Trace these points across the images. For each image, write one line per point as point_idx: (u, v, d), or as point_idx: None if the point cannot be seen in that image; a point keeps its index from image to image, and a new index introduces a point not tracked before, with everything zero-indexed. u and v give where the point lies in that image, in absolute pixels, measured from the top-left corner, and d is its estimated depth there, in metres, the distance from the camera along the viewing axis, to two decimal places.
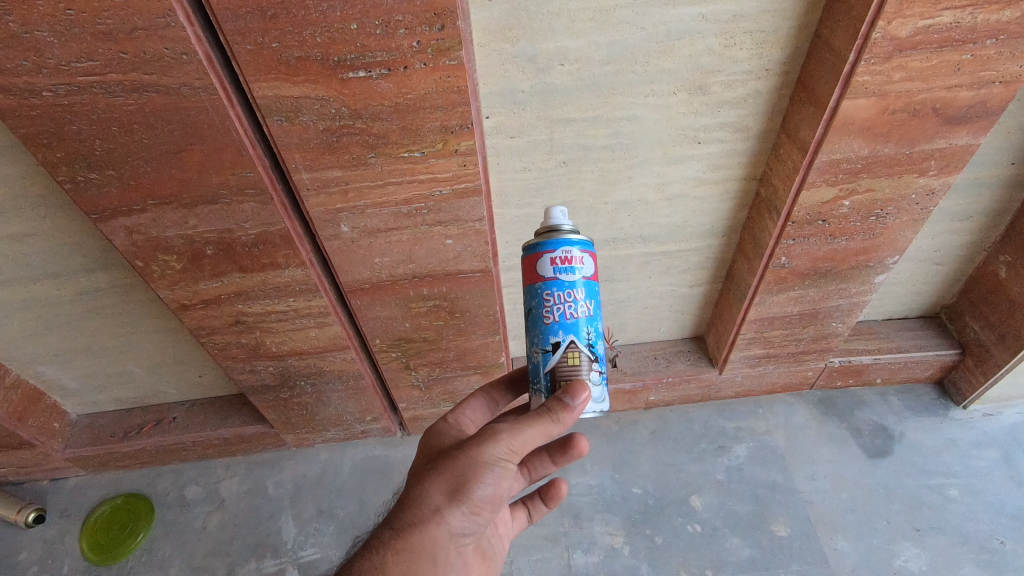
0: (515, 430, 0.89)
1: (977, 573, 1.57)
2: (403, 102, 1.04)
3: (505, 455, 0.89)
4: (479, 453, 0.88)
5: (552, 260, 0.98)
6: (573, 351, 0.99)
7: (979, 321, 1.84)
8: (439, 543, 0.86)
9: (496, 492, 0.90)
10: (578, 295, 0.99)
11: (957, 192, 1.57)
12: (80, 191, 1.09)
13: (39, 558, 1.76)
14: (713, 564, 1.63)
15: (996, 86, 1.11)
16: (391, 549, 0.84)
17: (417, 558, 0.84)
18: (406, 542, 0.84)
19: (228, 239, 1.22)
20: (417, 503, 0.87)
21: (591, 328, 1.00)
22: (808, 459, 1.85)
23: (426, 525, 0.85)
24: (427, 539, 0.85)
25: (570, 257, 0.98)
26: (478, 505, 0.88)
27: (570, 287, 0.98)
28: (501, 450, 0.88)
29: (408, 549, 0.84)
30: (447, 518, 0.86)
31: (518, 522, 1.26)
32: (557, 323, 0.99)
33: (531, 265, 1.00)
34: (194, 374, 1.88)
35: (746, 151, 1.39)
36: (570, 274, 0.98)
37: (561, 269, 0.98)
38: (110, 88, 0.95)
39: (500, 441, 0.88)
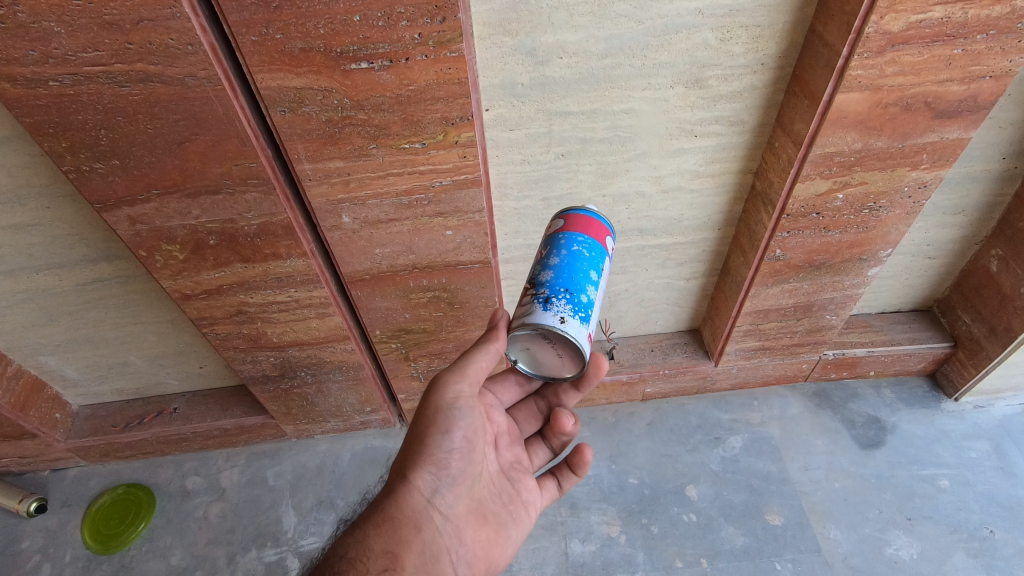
0: (457, 370, 1.06)
1: (967, 561, 1.60)
2: (404, 94, 1.05)
3: (453, 398, 1.05)
4: (430, 406, 1.05)
5: (542, 236, 1.18)
6: (525, 289, 1.09)
7: (970, 314, 1.86)
8: (418, 507, 1.01)
9: (456, 438, 1.06)
10: (542, 249, 1.12)
11: (950, 186, 1.59)
12: (85, 180, 1.11)
13: (41, 547, 1.78)
14: (708, 553, 1.66)
15: (986, 81, 1.13)
16: (372, 524, 0.98)
17: (398, 525, 0.98)
18: (385, 514, 0.99)
19: (230, 229, 1.24)
20: (390, 484, 1.04)
21: (544, 266, 1.08)
22: (802, 450, 1.87)
23: (399, 497, 1.01)
24: (403, 506, 1.00)
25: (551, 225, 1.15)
26: (442, 458, 1.05)
27: (541, 246, 1.14)
28: (449, 394, 1.05)
29: (388, 519, 0.98)
30: (417, 481, 1.03)
31: (548, 492, 1.26)
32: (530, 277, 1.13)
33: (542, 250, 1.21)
34: (195, 364, 1.89)
35: (742, 144, 1.41)
36: (545, 237, 1.15)
37: (544, 236, 1.16)
38: (116, 78, 0.96)
39: (445, 386, 1.05)
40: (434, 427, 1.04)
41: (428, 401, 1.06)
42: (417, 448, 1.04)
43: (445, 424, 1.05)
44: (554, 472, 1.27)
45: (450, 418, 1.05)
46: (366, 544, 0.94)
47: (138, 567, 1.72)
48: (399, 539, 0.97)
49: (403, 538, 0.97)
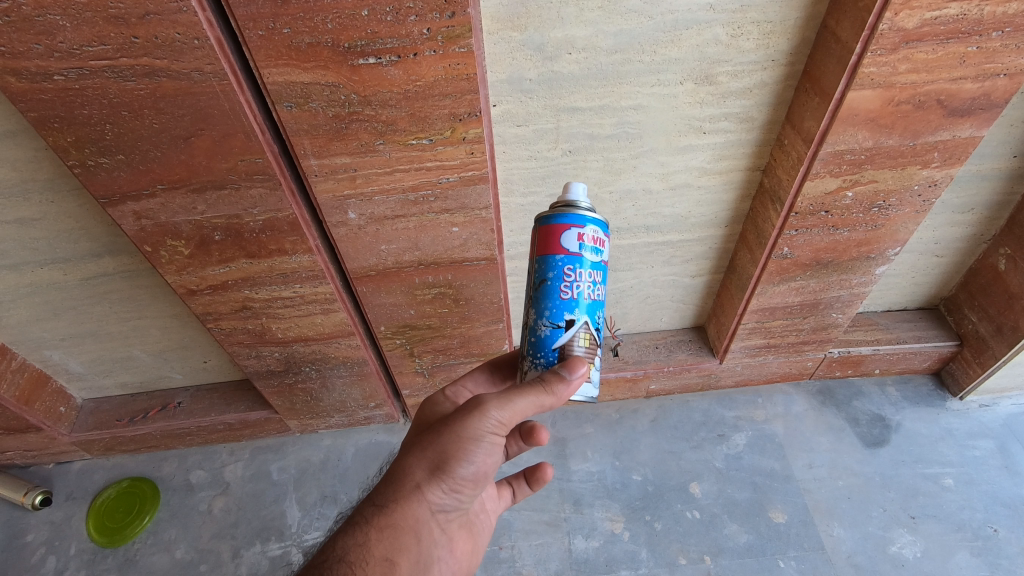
0: (501, 405, 0.91)
1: (971, 560, 1.60)
2: (412, 90, 1.04)
3: (490, 435, 0.92)
4: (462, 430, 0.92)
5: (581, 236, 0.95)
6: (585, 332, 0.97)
7: (977, 313, 1.85)
8: (422, 519, 0.94)
9: (479, 468, 0.95)
10: (595, 276, 0.97)
11: (959, 184, 1.58)
12: (90, 174, 1.10)
13: (46, 540, 1.79)
14: (712, 550, 1.66)
15: (1001, 78, 1.11)
16: (375, 526, 0.91)
17: (400, 533, 0.92)
18: (389, 519, 0.92)
19: (236, 225, 1.23)
20: (399, 481, 0.94)
21: (602, 312, 1.00)
22: (806, 448, 1.87)
23: (408, 503, 0.93)
24: (409, 515, 0.92)
25: (595, 238, 0.96)
26: (460, 482, 0.95)
27: (590, 267, 0.97)
28: (484, 429, 0.91)
29: (391, 526, 0.91)
30: (428, 494, 0.94)
31: (503, 501, 1.25)
32: (571, 300, 0.96)
33: (552, 233, 0.96)
34: (199, 359, 1.89)
35: (751, 142, 1.40)
36: (592, 253, 0.97)
37: (586, 247, 0.96)
38: (121, 72, 0.95)
39: (485, 419, 0.91)
40: (461, 454, 0.92)
41: (462, 425, 0.92)
42: (437, 468, 0.93)
43: (472, 456, 0.93)
44: (511, 481, 1.27)
45: (479, 453, 0.93)
46: (367, 549, 0.89)
47: (142, 561, 1.72)
48: (399, 548, 0.91)
49: (402, 547, 0.92)
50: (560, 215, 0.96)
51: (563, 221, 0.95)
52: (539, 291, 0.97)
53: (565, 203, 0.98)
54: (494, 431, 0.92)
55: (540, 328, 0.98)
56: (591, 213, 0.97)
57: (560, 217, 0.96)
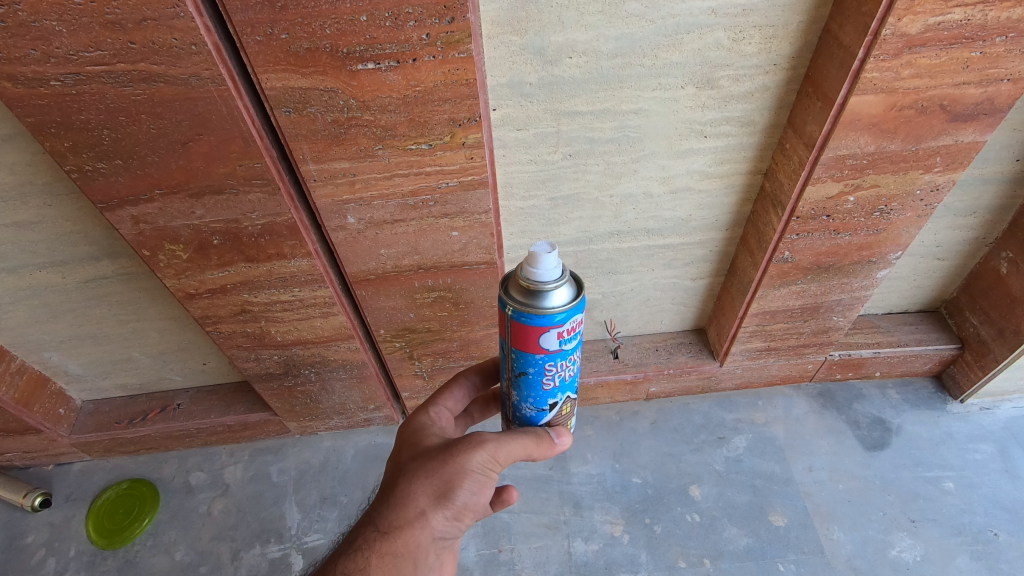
0: (500, 440, 0.96)
1: (971, 564, 1.60)
2: (411, 95, 1.04)
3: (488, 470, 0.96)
4: (467, 458, 0.94)
5: (558, 335, 0.92)
6: (566, 404, 1.06)
7: (978, 316, 1.85)
8: (423, 545, 0.92)
9: (478, 499, 0.96)
10: (576, 359, 0.99)
11: (962, 188, 1.57)
12: (88, 179, 1.09)
13: (45, 542, 1.79)
14: (711, 554, 1.65)
15: (1004, 84, 1.10)
16: (376, 552, 0.91)
17: (400, 560, 0.91)
18: (390, 545, 0.91)
19: (235, 229, 1.22)
20: (403, 505, 0.92)
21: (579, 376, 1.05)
22: (806, 451, 1.87)
23: (411, 528, 0.91)
24: (411, 541, 0.91)
25: (571, 327, 0.92)
26: (462, 511, 0.94)
27: (570, 355, 0.97)
28: (485, 461, 0.95)
29: (392, 553, 0.91)
30: (431, 520, 0.92)
31: None
32: (550, 388, 1.00)
33: (529, 336, 0.92)
34: (199, 361, 1.89)
35: (752, 145, 1.39)
36: (571, 342, 0.95)
37: (565, 341, 0.93)
38: (118, 78, 0.95)
39: (486, 453, 0.95)
40: (463, 482, 0.94)
41: (466, 455, 0.94)
42: (441, 495, 0.93)
43: (474, 485, 0.95)
44: None
45: (480, 483, 0.95)
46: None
47: (141, 562, 1.72)
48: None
49: (402, 573, 0.91)
50: (532, 319, 0.90)
51: (537, 326, 0.90)
52: (519, 380, 1.00)
53: (534, 296, 0.89)
54: (491, 467, 0.96)
55: (525, 408, 1.05)
56: (559, 302, 0.89)
57: (533, 320, 0.90)
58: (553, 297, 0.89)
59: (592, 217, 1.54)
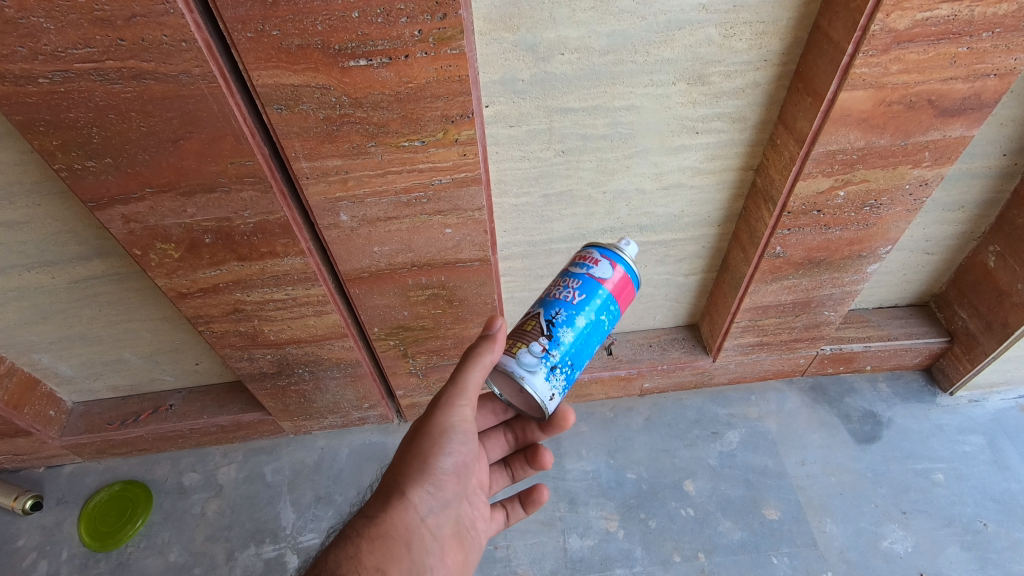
0: (456, 383, 1.03)
1: (961, 554, 1.63)
2: (404, 92, 1.04)
3: (455, 420, 1.05)
4: (433, 422, 1.04)
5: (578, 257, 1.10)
6: (534, 318, 1.05)
7: (967, 310, 1.87)
8: (412, 525, 0.99)
9: (456, 461, 1.06)
10: (573, 282, 1.05)
11: (950, 183, 1.59)
12: (77, 178, 1.08)
13: (38, 545, 1.78)
14: (706, 548, 1.67)
15: (991, 79, 1.12)
16: (365, 537, 0.94)
17: (391, 541, 0.95)
18: (379, 528, 0.95)
19: (227, 228, 1.22)
20: (385, 495, 1.00)
21: (568, 313, 1.02)
22: (799, 445, 1.88)
23: (394, 511, 0.98)
24: (398, 523, 0.97)
25: (592, 258, 1.07)
26: (440, 478, 1.04)
27: (574, 275, 1.06)
28: (450, 416, 1.04)
29: (380, 535, 0.95)
30: (413, 497, 1.01)
31: (496, 522, 1.30)
32: (554, 300, 1.05)
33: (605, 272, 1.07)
34: (191, 361, 1.88)
35: (744, 141, 1.40)
36: (583, 267, 1.07)
37: (580, 263, 1.08)
38: (108, 75, 0.94)
39: (448, 407, 1.04)
40: (435, 446, 1.03)
41: (433, 417, 1.04)
42: (416, 469, 1.02)
43: (447, 444, 1.04)
44: (505, 504, 1.31)
45: (452, 439, 1.04)
46: (359, 560, 0.90)
47: (135, 564, 1.72)
48: (391, 558, 0.93)
49: (394, 556, 0.94)
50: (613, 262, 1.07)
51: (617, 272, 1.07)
52: None
53: None
54: (459, 415, 1.05)
55: None
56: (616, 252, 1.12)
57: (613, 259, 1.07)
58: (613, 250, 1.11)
59: (586, 214, 1.54)
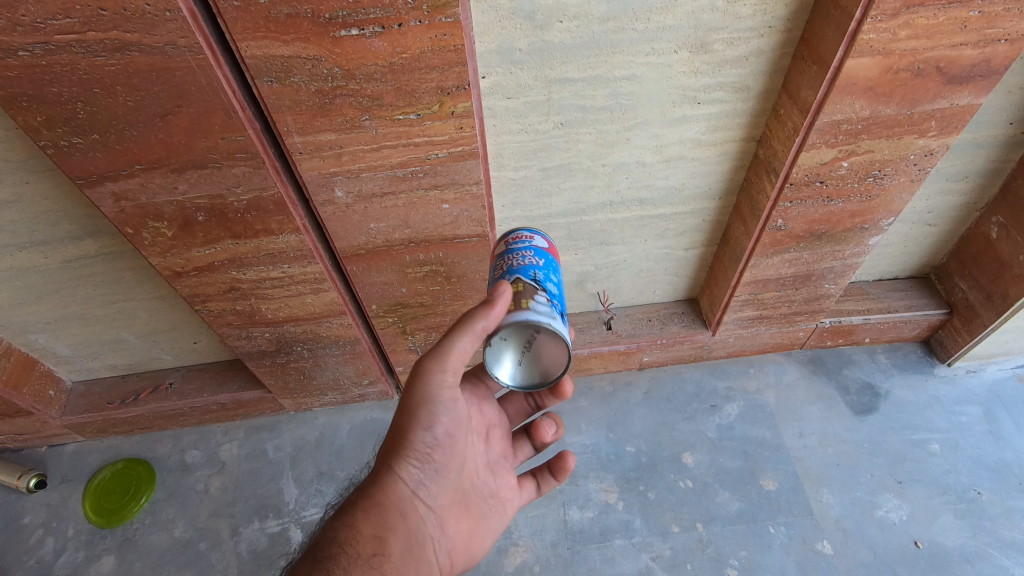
0: (439, 356, 0.99)
1: (954, 522, 1.65)
2: (398, 62, 1.00)
3: (435, 391, 1.01)
4: (414, 400, 1.02)
5: (515, 239, 1.16)
6: (518, 280, 1.05)
7: (968, 281, 1.86)
8: (404, 497, 1.04)
9: (442, 434, 1.06)
10: (529, 253, 1.12)
11: (955, 152, 1.56)
12: (64, 155, 1.05)
13: (43, 522, 1.79)
14: (704, 518, 1.69)
15: (1001, 44, 1.09)
16: (361, 507, 1.01)
17: (384, 511, 1.01)
18: (372, 500, 1.01)
19: (220, 205, 1.20)
20: (375, 471, 1.05)
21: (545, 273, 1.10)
22: (797, 417, 1.90)
23: (385, 486, 1.03)
24: (387, 495, 1.02)
25: (526, 237, 1.17)
26: (425, 453, 1.05)
27: (523, 249, 1.13)
28: (430, 388, 1.01)
29: (375, 505, 1.01)
30: (401, 472, 1.04)
31: (525, 493, 1.27)
32: (524, 266, 1.09)
33: (500, 244, 1.19)
34: (189, 340, 1.87)
35: (746, 112, 1.37)
36: (525, 244, 1.15)
37: (518, 243, 1.15)
38: (90, 47, 0.91)
39: (428, 378, 1.00)
40: (418, 420, 1.03)
41: (413, 393, 1.02)
42: (400, 445, 1.03)
43: (429, 419, 1.03)
44: (535, 474, 1.29)
45: (435, 414, 1.03)
46: (355, 529, 0.98)
47: (141, 540, 1.74)
48: (387, 526, 1.00)
49: (389, 525, 1.00)
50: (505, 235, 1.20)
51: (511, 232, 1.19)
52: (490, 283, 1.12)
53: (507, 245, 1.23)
54: (442, 387, 1.02)
55: None
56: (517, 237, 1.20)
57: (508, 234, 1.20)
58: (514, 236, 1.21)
59: (585, 187, 1.52)
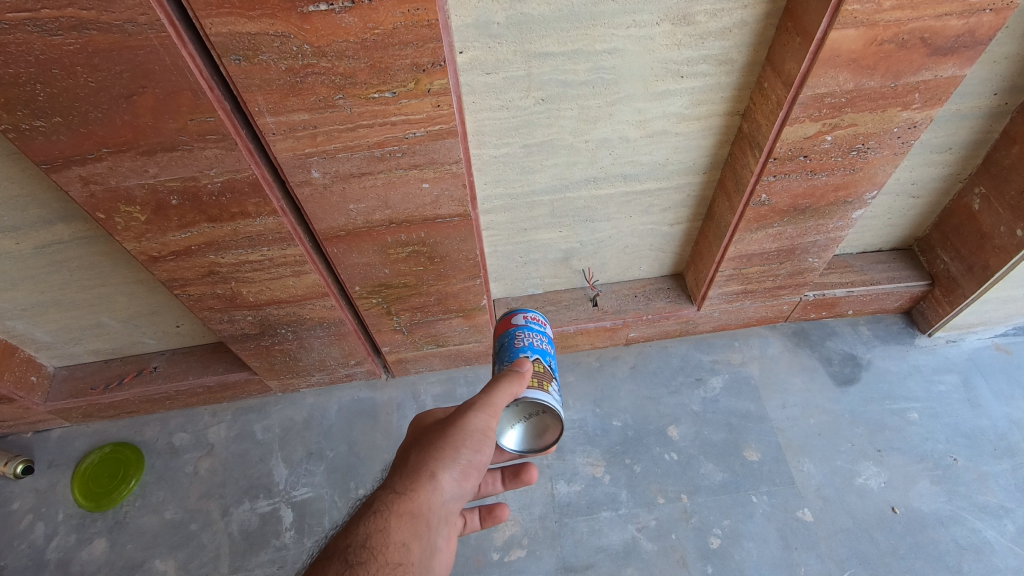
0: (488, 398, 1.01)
1: (931, 488, 1.70)
2: (370, 39, 0.97)
3: (483, 425, 1.01)
4: (469, 423, 1.00)
5: (526, 314, 1.25)
6: (538, 364, 1.15)
7: (949, 253, 1.87)
8: (435, 506, 0.98)
9: (483, 456, 1.04)
10: (543, 338, 1.22)
11: (939, 124, 1.55)
12: (28, 139, 1.01)
13: (33, 507, 1.80)
14: (689, 489, 1.73)
15: (987, 14, 1.06)
16: (394, 512, 0.95)
17: (416, 521, 0.95)
18: (407, 506, 0.95)
19: (193, 187, 1.16)
20: (413, 472, 0.99)
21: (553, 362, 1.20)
22: (781, 389, 1.92)
23: (422, 490, 0.97)
24: (424, 502, 0.97)
25: (533, 316, 1.26)
26: (469, 471, 1.02)
27: (538, 330, 1.23)
28: (480, 420, 1.00)
29: (409, 512, 0.95)
30: (441, 481, 0.99)
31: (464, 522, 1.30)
32: (540, 349, 1.18)
33: (502, 322, 1.26)
34: (171, 323, 1.85)
35: (730, 85, 1.35)
36: (537, 324, 1.25)
37: (530, 319, 1.25)
38: (46, 25, 0.86)
39: (477, 411, 1.00)
40: (466, 444, 1.00)
41: (464, 419, 1.01)
42: (448, 460, 1.00)
43: (477, 444, 1.02)
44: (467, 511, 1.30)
45: (483, 443, 1.02)
46: (387, 534, 0.93)
47: (131, 523, 1.75)
48: (416, 534, 0.94)
49: (420, 533, 0.95)
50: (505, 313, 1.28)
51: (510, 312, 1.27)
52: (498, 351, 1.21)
53: None
54: (486, 423, 1.01)
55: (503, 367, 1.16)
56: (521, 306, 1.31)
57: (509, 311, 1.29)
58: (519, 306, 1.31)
59: (567, 164, 1.50)
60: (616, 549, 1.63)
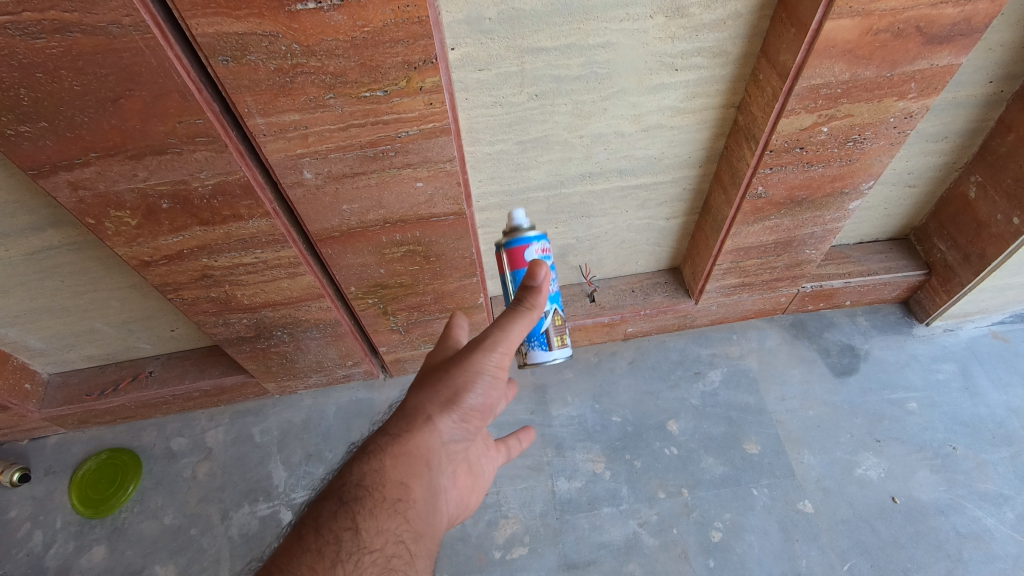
0: (499, 333, 1.01)
1: (930, 476, 1.70)
2: (360, 37, 0.95)
3: (486, 367, 1.01)
4: (468, 362, 1.00)
5: (539, 249, 1.19)
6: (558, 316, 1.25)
7: (946, 242, 1.87)
8: (432, 446, 0.98)
9: (485, 400, 1.04)
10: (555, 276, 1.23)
11: (935, 113, 1.54)
12: (13, 145, 1.00)
13: (30, 515, 1.78)
14: (689, 483, 1.73)
15: (982, 2, 1.05)
16: (389, 454, 0.95)
17: (413, 460, 0.95)
18: (403, 446, 0.95)
19: (183, 191, 1.15)
20: (409, 415, 0.98)
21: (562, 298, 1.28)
22: (780, 381, 1.92)
23: (418, 431, 0.97)
24: (421, 443, 0.96)
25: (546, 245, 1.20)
26: (467, 413, 1.02)
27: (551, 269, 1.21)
28: (486, 361, 1.00)
29: (405, 452, 0.95)
30: (439, 424, 0.99)
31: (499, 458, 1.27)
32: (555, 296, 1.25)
33: (514, 255, 1.18)
34: (166, 327, 1.84)
35: (725, 77, 1.34)
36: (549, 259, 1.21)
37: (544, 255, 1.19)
38: (28, 29, 0.84)
39: (481, 351, 1.00)
40: (466, 385, 1.00)
41: (467, 360, 1.00)
42: (445, 401, 1.00)
43: (478, 387, 1.01)
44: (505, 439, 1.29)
45: (483, 387, 1.02)
46: (382, 475, 0.92)
47: (130, 529, 1.74)
48: (414, 473, 0.94)
49: (419, 473, 0.95)
50: (516, 240, 1.17)
51: (522, 243, 1.17)
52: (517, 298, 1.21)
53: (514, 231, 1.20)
54: (490, 363, 1.01)
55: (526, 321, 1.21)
56: (531, 227, 1.19)
57: (518, 240, 1.17)
58: (525, 228, 1.19)
59: (562, 160, 1.49)
60: (618, 545, 1.63)
